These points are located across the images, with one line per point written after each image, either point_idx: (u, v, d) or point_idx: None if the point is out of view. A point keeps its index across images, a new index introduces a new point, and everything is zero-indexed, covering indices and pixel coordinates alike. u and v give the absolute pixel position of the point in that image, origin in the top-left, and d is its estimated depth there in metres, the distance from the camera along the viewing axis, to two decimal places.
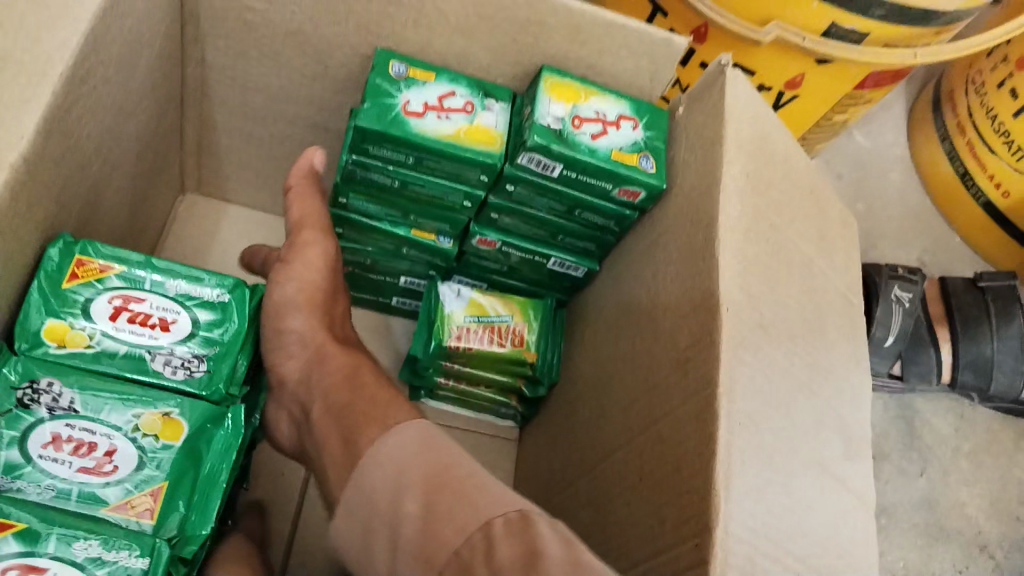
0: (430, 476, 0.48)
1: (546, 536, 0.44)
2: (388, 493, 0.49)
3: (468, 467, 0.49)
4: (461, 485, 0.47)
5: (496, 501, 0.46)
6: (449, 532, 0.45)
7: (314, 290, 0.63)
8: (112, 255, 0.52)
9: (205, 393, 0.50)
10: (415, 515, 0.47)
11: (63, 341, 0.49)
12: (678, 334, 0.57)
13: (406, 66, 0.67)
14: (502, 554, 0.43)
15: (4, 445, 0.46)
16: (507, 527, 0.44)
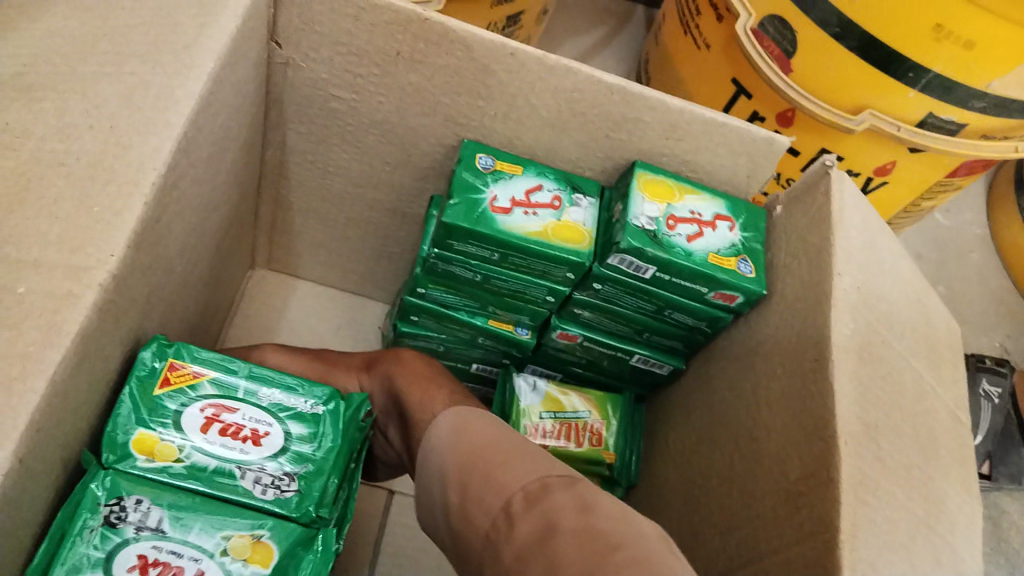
0: (464, 469, 0.45)
1: (571, 511, 0.39)
2: (436, 481, 0.47)
3: (499, 455, 0.45)
4: (487, 471, 0.44)
5: (518, 480, 0.42)
6: (480, 519, 0.42)
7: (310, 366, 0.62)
8: (208, 362, 0.50)
9: (296, 514, 0.46)
10: (455, 506, 0.44)
11: (152, 454, 0.46)
12: (787, 462, 0.53)
13: (493, 159, 0.64)
14: (520, 532, 0.39)
15: (88, 566, 0.42)
16: (527, 501, 0.41)
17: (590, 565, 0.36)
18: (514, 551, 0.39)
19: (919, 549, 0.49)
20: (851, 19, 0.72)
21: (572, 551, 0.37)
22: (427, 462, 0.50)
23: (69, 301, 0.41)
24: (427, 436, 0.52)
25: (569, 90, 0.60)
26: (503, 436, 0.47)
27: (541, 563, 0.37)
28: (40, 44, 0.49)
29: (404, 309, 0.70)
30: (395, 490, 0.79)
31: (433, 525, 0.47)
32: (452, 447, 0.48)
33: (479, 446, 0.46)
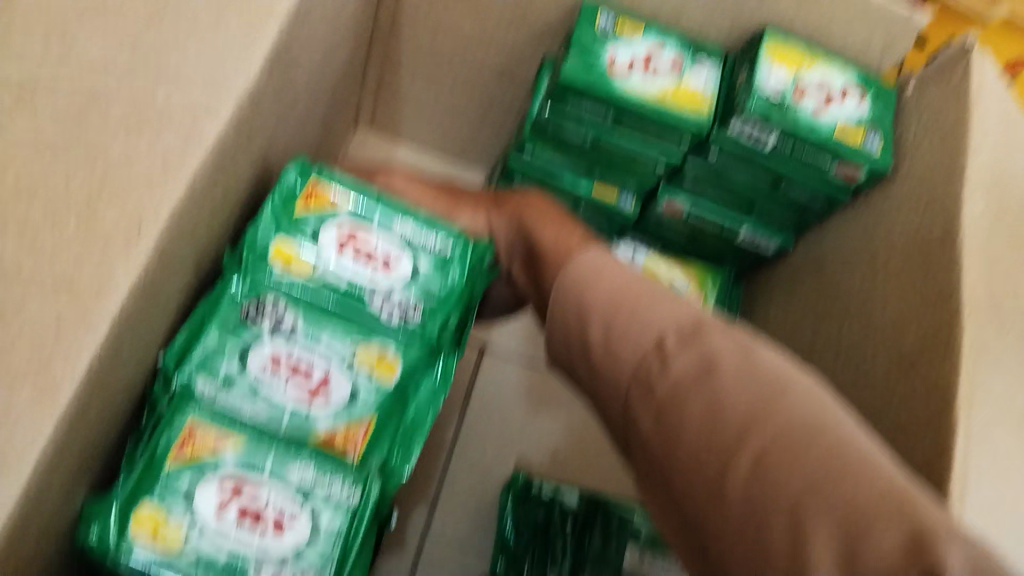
0: (608, 305, 0.46)
1: (728, 354, 0.40)
2: (571, 316, 0.48)
3: (645, 296, 0.46)
4: (634, 309, 0.45)
5: (669, 322, 0.44)
6: (628, 355, 0.44)
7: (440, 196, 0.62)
8: (346, 187, 0.49)
9: (417, 340, 0.48)
10: (599, 339, 0.46)
11: (288, 265, 0.47)
12: (901, 335, 0.53)
13: (615, 17, 0.62)
14: (677, 369, 0.41)
15: (225, 356, 0.45)
16: (681, 339, 0.42)
17: (756, 403, 0.38)
18: (670, 383, 0.41)
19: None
20: None
21: (736, 390, 0.39)
22: (555, 296, 0.50)
23: (209, 111, 0.42)
24: (557, 275, 0.51)
25: None
26: (640, 278, 0.48)
27: (701, 397, 0.39)
28: None
29: (509, 172, 0.70)
30: (489, 350, 0.79)
31: (566, 358, 0.49)
32: (588, 282, 0.48)
33: (621, 285, 0.47)
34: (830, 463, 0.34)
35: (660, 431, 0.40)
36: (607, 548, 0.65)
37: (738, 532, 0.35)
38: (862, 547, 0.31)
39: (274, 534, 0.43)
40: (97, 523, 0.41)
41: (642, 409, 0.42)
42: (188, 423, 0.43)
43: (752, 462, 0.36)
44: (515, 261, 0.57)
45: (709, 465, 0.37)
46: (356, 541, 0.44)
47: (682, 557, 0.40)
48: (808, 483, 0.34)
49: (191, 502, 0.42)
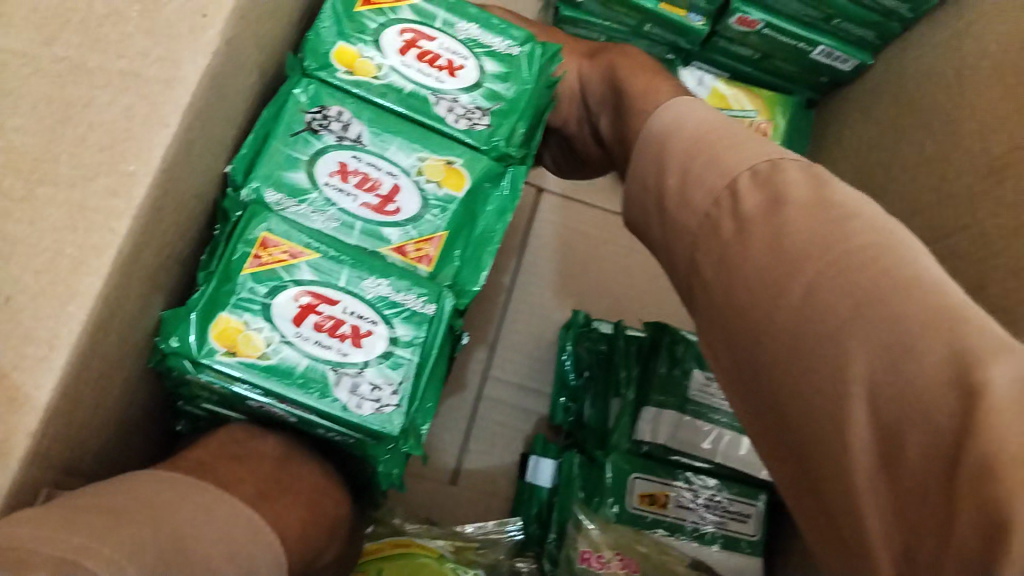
0: (685, 149, 0.41)
1: (798, 181, 0.36)
2: (650, 164, 0.43)
3: (726, 136, 0.40)
4: (711, 151, 0.40)
5: (745, 158, 0.38)
6: (699, 199, 0.39)
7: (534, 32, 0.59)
8: None
9: (485, 149, 0.46)
10: (673, 183, 0.41)
11: (352, 68, 0.45)
12: (992, 143, 0.50)
13: None
14: (747, 204, 0.36)
15: (292, 167, 0.43)
16: (756, 177, 0.37)
17: (820, 232, 0.33)
18: (738, 222, 0.36)
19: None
20: None
21: (800, 221, 0.34)
22: (644, 143, 0.45)
23: None
24: (647, 120, 0.46)
25: None
26: (727, 120, 0.42)
27: (766, 231, 0.34)
28: None
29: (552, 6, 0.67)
30: (544, 188, 0.76)
31: (641, 217, 0.44)
32: (668, 133, 0.44)
33: (703, 127, 0.42)
34: (890, 285, 0.29)
35: (723, 275, 0.36)
36: (673, 372, 0.58)
37: (792, 367, 0.31)
38: (905, 367, 0.27)
39: (351, 344, 0.41)
40: (175, 334, 0.39)
41: (707, 255, 0.37)
42: (262, 233, 0.41)
43: (805, 291, 0.32)
44: (579, 111, 0.58)
45: (767, 300, 0.33)
46: (432, 354, 0.43)
47: (749, 420, 0.35)
48: (859, 302, 0.30)
49: (268, 312, 0.41)
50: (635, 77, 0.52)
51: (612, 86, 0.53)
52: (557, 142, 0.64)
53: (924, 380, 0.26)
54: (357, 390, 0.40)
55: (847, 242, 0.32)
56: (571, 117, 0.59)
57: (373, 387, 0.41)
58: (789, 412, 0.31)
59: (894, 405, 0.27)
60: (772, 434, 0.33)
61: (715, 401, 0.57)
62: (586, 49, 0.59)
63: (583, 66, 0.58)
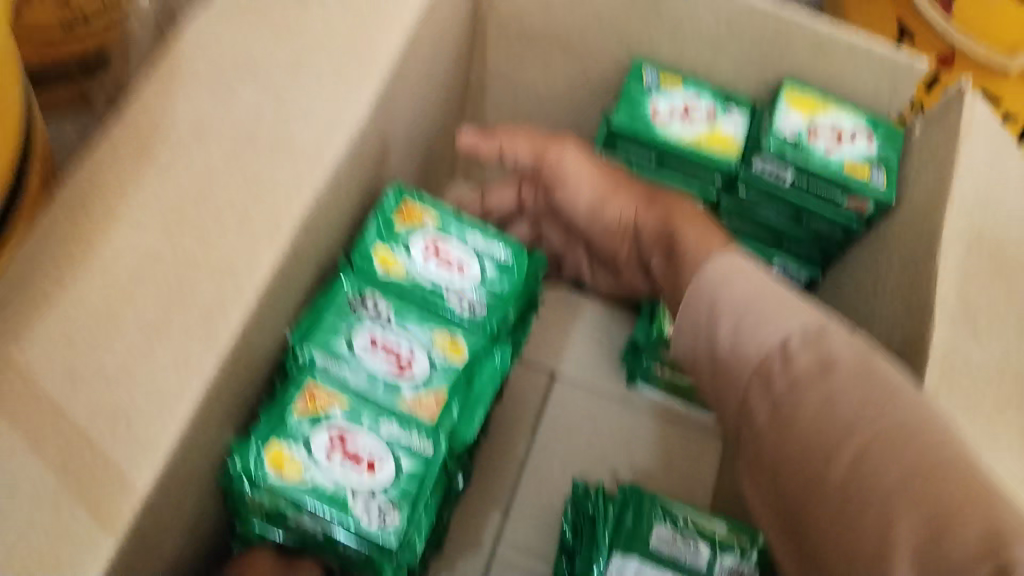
0: (736, 306, 0.55)
1: (847, 358, 0.50)
2: (703, 313, 0.57)
3: (768, 301, 0.54)
4: (759, 314, 0.54)
5: (790, 322, 0.53)
6: (753, 350, 0.53)
7: (604, 179, 0.69)
8: (433, 209, 0.64)
9: (482, 329, 0.60)
10: (729, 335, 0.54)
11: (387, 267, 0.61)
12: (892, 337, 0.62)
13: (658, 75, 0.75)
14: (800, 365, 0.51)
15: (337, 336, 0.59)
16: (803, 342, 0.52)
17: (865, 407, 0.48)
18: (790, 378, 0.51)
19: (1006, 415, 0.56)
20: None
21: (849, 387, 0.49)
22: (692, 295, 0.58)
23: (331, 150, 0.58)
24: (695, 278, 0.58)
25: (730, 16, 0.70)
26: (771, 283, 0.56)
27: (819, 391, 0.49)
28: None
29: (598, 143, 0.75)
30: (557, 375, 0.90)
31: (697, 363, 0.57)
32: (718, 291, 0.56)
33: (752, 288, 0.55)
34: (926, 464, 0.44)
35: (779, 416, 0.50)
36: (637, 529, 0.69)
37: (842, 497, 0.45)
38: (945, 543, 0.40)
39: (366, 472, 0.54)
40: (239, 456, 0.53)
41: (760, 396, 0.52)
42: (309, 385, 0.56)
43: (854, 456, 0.46)
44: (629, 244, 0.71)
45: (822, 445, 0.48)
46: (429, 483, 0.55)
47: (777, 507, 0.50)
48: (911, 475, 0.44)
49: (308, 444, 0.54)
50: (689, 231, 0.63)
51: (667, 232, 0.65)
52: (600, 264, 0.77)
53: (962, 553, 0.40)
54: (368, 508, 0.53)
55: (883, 418, 0.47)
56: (623, 249, 0.72)
57: (380, 507, 0.53)
58: (842, 542, 0.44)
59: (943, 556, 0.40)
60: (805, 534, 0.47)
61: (678, 553, 0.68)
62: (641, 192, 0.68)
63: (641, 209, 0.68)
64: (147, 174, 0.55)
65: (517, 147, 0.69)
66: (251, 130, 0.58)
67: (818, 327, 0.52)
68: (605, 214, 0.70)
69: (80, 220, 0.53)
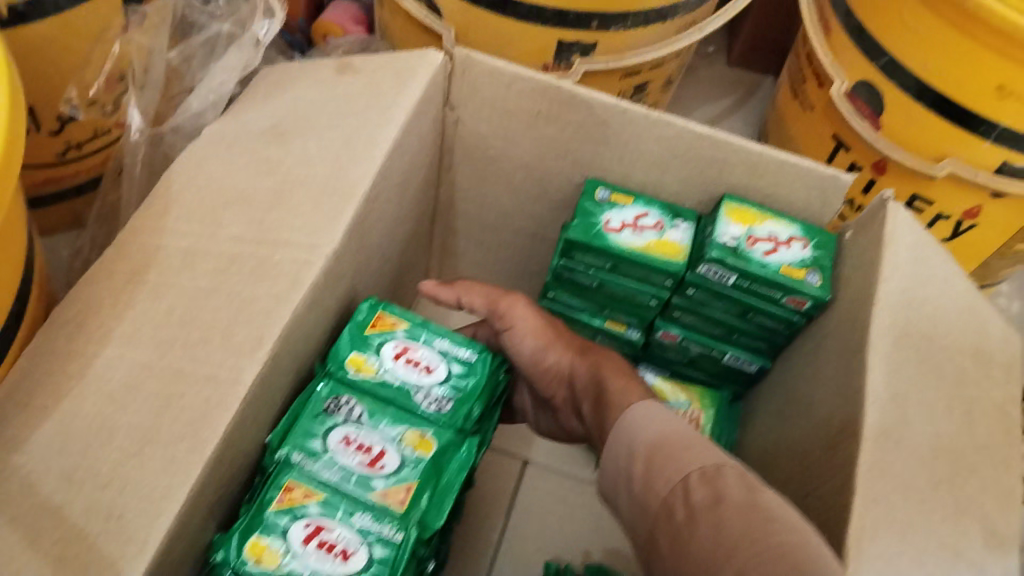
0: (650, 447, 0.58)
1: (737, 486, 0.51)
2: (623, 456, 0.60)
3: (681, 440, 0.57)
4: (669, 452, 0.56)
5: (696, 461, 0.54)
6: (660, 486, 0.55)
7: (543, 330, 0.76)
8: (402, 315, 0.70)
9: (449, 424, 0.65)
10: (640, 473, 0.57)
11: (360, 368, 0.67)
12: (831, 422, 0.67)
13: (609, 192, 0.82)
14: (697, 499, 0.51)
15: (312, 436, 0.63)
16: (703, 477, 0.53)
17: (749, 527, 0.47)
18: (688, 512, 0.51)
19: (938, 491, 0.59)
20: (928, 83, 0.86)
21: (734, 518, 0.48)
22: (616, 441, 0.63)
23: (308, 266, 0.64)
24: (620, 424, 0.64)
25: (671, 138, 0.78)
26: (684, 424, 0.59)
27: (710, 521, 0.49)
28: (302, 119, 0.75)
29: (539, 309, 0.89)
30: (529, 460, 0.94)
31: (616, 499, 0.61)
32: (637, 433, 0.61)
33: (665, 430, 0.59)
34: None
35: (675, 549, 0.50)
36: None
37: None
38: None
39: (340, 559, 0.58)
40: (222, 549, 0.58)
41: (664, 532, 0.52)
42: (287, 480, 0.60)
43: None
44: (565, 391, 0.77)
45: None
46: (400, 570, 0.58)
47: None
48: None
49: (285, 534, 0.59)
50: (617, 381, 0.71)
51: (598, 381, 0.73)
52: (541, 409, 0.84)
53: None
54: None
55: (766, 540, 0.46)
56: (558, 394, 0.78)
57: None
58: None
59: None
60: None
61: None
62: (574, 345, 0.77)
63: (575, 360, 0.76)
64: (140, 299, 0.61)
65: (472, 295, 0.79)
66: (235, 257, 0.64)
67: (717, 464, 0.53)
68: (546, 362, 0.76)
69: (77, 340, 0.58)
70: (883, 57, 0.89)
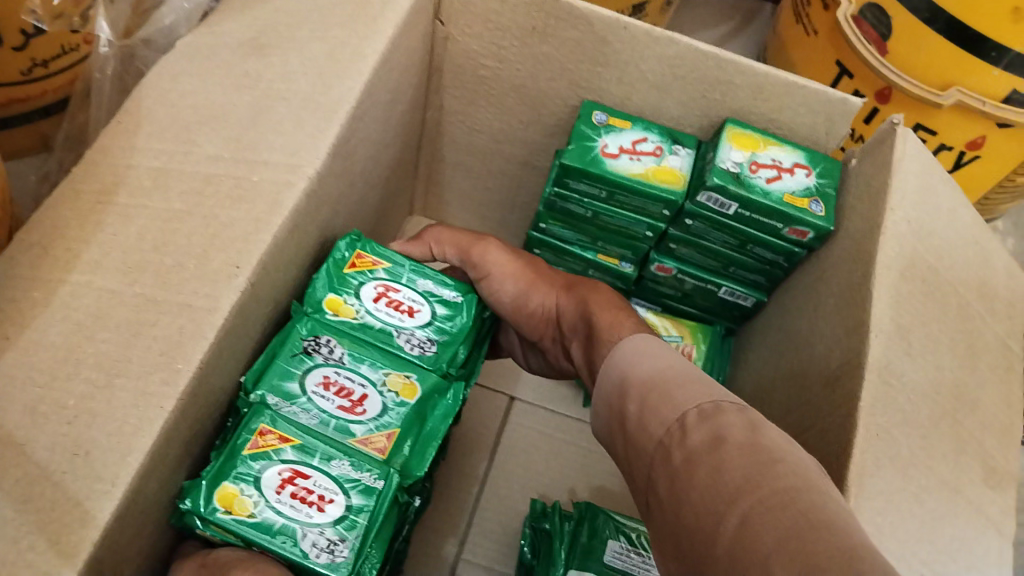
0: (644, 386, 0.56)
1: (739, 426, 0.48)
2: (616, 395, 0.58)
3: (676, 378, 0.55)
4: (665, 390, 0.54)
5: (693, 400, 0.52)
6: (655, 427, 0.53)
7: (523, 272, 0.73)
8: (382, 254, 0.67)
9: (432, 368, 0.63)
10: (634, 412, 0.55)
11: (338, 310, 0.63)
12: (831, 358, 0.65)
13: (607, 115, 0.78)
14: (695, 440, 0.49)
15: (290, 378, 0.60)
16: (700, 415, 0.50)
17: (752, 470, 0.45)
18: (686, 453, 0.49)
19: (940, 428, 0.57)
20: (937, 3, 0.82)
21: (736, 459, 0.46)
22: (609, 379, 0.60)
23: (289, 187, 0.61)
24: (612, 360, 0.62)
25: (672, 57, 0.73)
26: (679, 361, 0.57)
27: (710, 462, 0.47)
28: (282, 30, 0.71)
29: (529, 241, 0.86)
30: (516, 396, 0.92)
31: (609, 439, 0.59)
32: (631, 370, 0.59)
33: (659, 367, 0.57)
34: (801, 522, 0.41)
35: (673, 492, 0.48)
36: (592, 540, 0.70)
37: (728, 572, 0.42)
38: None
39: (316, 509, 0.55)
40: (190, 497, 0.54)
41: (661, 475, 0.50)
42: (260, 425, 0.57)
43: (738, 519, 0.43)
44: (552, 330, 0.75)
45: (708, 519, 0.45)
46: (379, 520, 0.56)
47: None
48: (785, 534, 0.41)
49: (258, 483, 0.56)
50: (603, 316, 0.68)
51: (584, 317, 0.70)
52: (529, 348, 0.82)
53: None
54: (317, 544, 0.54)
55: (771, 482, 0.44)
56: (545, 335, 0.76)
57: (329, 543, 0.55)
58: None
59: None
60: None
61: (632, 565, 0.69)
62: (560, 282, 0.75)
63: (561, 297, 0.74)
64: (109, 222, 0.57)
65: (443, 245, 0.75)
66: (211, 177, 0.60)
67: (715, 403, 0.50)
68: (529, 305, 0.74)
69: (42, 264, 0.55)
70: None
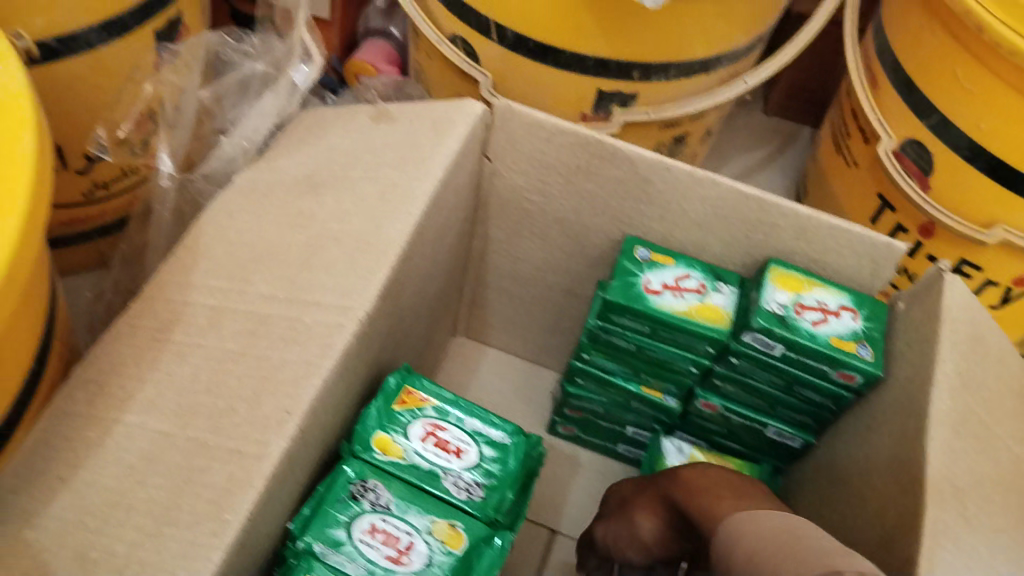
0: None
1: None
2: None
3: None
4: None
5: None
6: None
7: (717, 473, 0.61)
8: (433, 392, 0.68)
9: (478, 513, 0.61)
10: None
11: (386, 449, 0.64)
12: (885, 513, 0.63)
13: (650, 252, 0.79)
14: None
15: (337, 525, 0.59)
16: None
17: None
18: None
19: None
20: (982, 145, 0.82)
21: None
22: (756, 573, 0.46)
23: (336, 329, 0.61)
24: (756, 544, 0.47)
25: (714, 198, 0.75)
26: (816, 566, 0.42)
27: None
28: (336, 171, 0.73)
29: (570, 371, 0.85)
30: (557, 529, 0.91)
31: None
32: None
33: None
34: None
35: None
36: None
37: None
38: None
39: None
40: None
41: None
42: None
43: None
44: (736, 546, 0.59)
45: None
46: None
47: None
48: None
49: None
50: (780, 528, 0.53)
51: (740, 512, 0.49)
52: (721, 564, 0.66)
53: None
54: None
55: None
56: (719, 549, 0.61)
57: None
58: None
59: None
60: None
61: None
62: None
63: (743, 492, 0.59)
64: (164, 361, 0.59)
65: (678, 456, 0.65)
66: (264, 318, 0.62)
67: None
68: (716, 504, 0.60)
69: (97, 404, 0.56)
70: (935, 118, 0.86)
